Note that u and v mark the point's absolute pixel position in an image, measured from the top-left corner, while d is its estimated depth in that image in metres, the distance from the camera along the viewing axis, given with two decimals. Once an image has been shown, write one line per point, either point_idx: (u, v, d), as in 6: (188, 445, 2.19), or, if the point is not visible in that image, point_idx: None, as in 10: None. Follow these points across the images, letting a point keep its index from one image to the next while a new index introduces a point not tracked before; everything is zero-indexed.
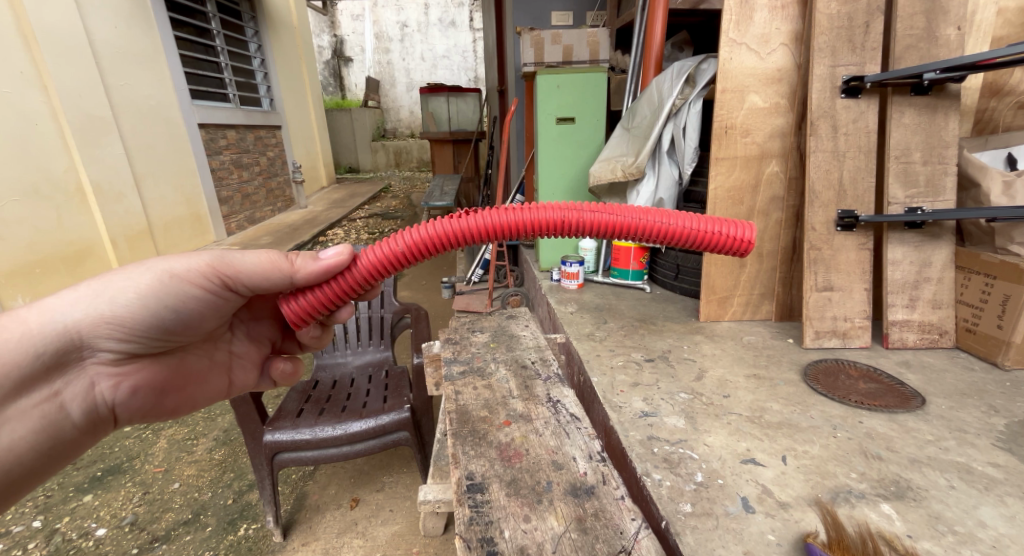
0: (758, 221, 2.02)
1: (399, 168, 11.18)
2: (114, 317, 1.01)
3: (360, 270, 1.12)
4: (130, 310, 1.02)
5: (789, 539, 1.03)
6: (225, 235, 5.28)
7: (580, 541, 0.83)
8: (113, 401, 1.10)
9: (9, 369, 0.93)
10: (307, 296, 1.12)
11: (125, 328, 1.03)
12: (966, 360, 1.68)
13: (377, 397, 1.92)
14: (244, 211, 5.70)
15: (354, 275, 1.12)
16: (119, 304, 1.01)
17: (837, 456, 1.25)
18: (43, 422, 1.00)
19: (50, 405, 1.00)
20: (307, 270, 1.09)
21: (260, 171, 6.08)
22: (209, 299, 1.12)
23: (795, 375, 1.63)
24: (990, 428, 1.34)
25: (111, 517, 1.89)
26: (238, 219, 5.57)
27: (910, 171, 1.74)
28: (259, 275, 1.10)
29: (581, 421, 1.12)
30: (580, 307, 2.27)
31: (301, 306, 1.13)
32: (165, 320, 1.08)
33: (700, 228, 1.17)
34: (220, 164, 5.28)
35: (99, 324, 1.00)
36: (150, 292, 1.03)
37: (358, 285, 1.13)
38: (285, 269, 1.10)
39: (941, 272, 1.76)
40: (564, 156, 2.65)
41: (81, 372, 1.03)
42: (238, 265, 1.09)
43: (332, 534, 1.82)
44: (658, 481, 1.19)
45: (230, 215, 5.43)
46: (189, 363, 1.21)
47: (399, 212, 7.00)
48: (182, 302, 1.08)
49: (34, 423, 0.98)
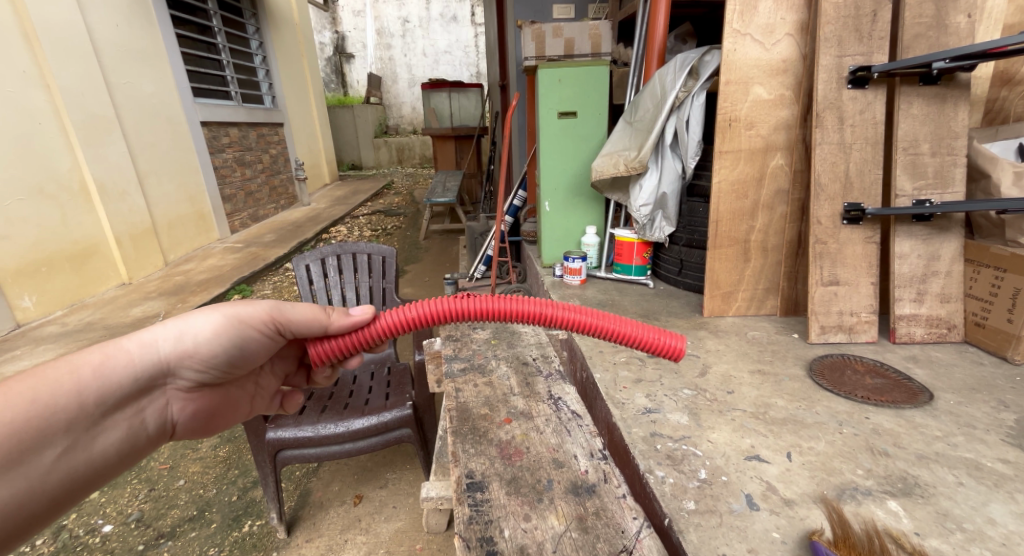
0: (763, 215, 2.00)
1: (402, 165, 11.18)
2: (196, 350, 0.97)
3: (376, 330, 1.09)
4: (212, 343, 0.98)
5: (794, 536, 1.01)
6: (229, 233, 5.30)
7: (581, 540, 0.82)
8: (173, 432, 1.01)
9: (102, 388, 0.87)
10: (326, 346, 1.09)
11: (202, 363, 0.99)
12: (974, 354, 1.66)
13: (380, 395, 1.91)
14: (248, 208, 5.71)
15: (370, 333, 1.09)
16: (203, 333, 0.97)
17: (843, 453, 1.23)
18: (123, 444, 0.92)
19: (127, 424, 0.93)
20: (341, 323, 1.08)
21: (263, 169, 6.09)
22: (268, 344, 1.07)
23: (800, 371, 1.62)
24: (998, 424, 1.31)
25: (117, 515, 1.90)
26: (241, 217, 5.58)
27: (918, 163, 1.71)
28: (307, 330, 1.08)
29: (583, 418, 1.11)
30: (583, 303, 2.26)
31: (328, 349, 1.09)
32: (238, 356, 1.03)
33: (680, 345, 1.13)
34: (223, 162, 5.30)
35: (181, 357, 0.96)
36: (230, 327, 0.99)
37: (371, 342, 1.11)
38: (321, 319, 1.07)
39: (950, 265, 1.73)
40: (566, 151, 2.63)
41: (156, 400, 0.97)
42: (290, 316, 1.04)
43: (336, 531, 1.82)
44: (661, 478, 1.18)
45: (234, 213, 5.45)
46: (237, 396, 1.13)
47: (401, 209, 7.00)
48: (252, 340, 1.03)
49: (115, 439, 0.91)
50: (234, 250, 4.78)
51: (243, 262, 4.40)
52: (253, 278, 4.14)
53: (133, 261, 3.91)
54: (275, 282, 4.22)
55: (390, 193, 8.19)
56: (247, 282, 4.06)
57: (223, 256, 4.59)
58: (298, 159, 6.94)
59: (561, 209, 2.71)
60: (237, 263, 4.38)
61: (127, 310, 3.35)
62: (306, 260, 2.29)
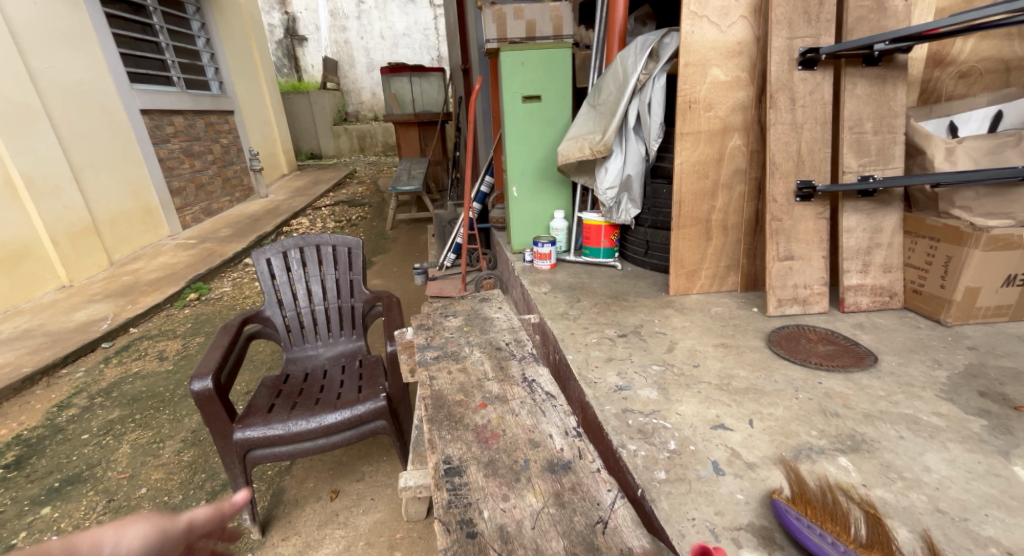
0: (723, 195, 2.07)
1: (364, 153, 10.93)
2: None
3: None
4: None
5: (756, 496, 1.08)
6: (179, 229, 5.08)
7: (558, 515, 0.83)
8: None
9: None
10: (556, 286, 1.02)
11: None
12: (912, 319, 1.79)
13: (352, 388, 1.91)
14: (200, 203, 5.47)
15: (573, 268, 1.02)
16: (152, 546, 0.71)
17: (799, 416, 1.32)
18: None
19: None
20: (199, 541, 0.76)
21: (214, 159, 5.83)
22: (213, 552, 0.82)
23: (760, 342, 1.71)
24: (933, 381, 1.43)
25: (74, 528, 1.84)
26: (193, 211, 5.34)
27: (863, 141, 1.81)
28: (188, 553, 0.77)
29: (556, 398, 1.14)
30: (554, 287, 2.30)
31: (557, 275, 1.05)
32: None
33: None
34: (168, 153, 5.02)
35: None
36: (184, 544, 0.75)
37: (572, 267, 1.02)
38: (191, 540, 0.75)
39: (891, 237, 1.85)
40: (531, 136, 2.64)
41: None
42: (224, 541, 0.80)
43: (313, 527, 1.82)
44: (633, 451, 1.23)
45: (184, 208, 5.20)
46: None
47: (365, 199, 6.87)
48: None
49: None
50: (186, 246, 4.61)
51: (198, 259, 4.26)
52: (210, 275, 4.03)
53: (73, 261, 3.71)
54: (234, 280, 4.10)
55: (352, 183, 8.01)
56: (204, 280, 3.96)
57: (175, 253, 4.42)
58: (251, 149, 6.67)
59: (529, 195, 2.73)
60: (191, 260, 4.23)
61: (70, 314, 3.23)
62: (267, 254, 2.24)
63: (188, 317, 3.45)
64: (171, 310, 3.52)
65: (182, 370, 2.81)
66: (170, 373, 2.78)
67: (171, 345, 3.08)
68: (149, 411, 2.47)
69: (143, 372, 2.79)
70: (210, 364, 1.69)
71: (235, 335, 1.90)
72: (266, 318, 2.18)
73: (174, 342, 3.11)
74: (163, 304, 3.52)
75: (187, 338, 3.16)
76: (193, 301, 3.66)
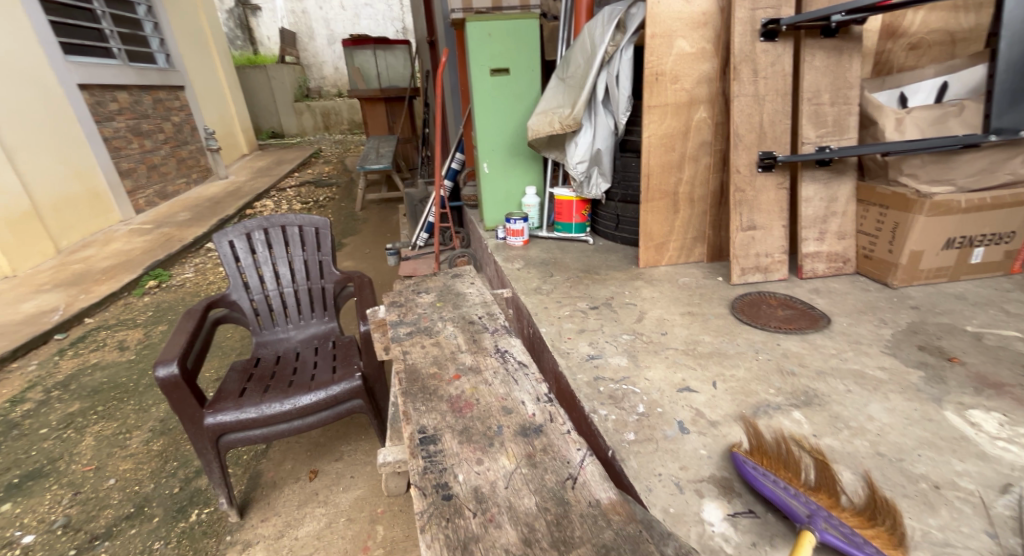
0: (689, 167, 2.12)
1: (329, 131, 10.59)
2: None
3: None
4: None
5: (718, 451, 1.15)
6: (132, 213, 4.85)
7: (530, 474, 0.86)
8: None
9: None
10: None
11: None
12: (863, 282, 1.89)
13: (326, 369, 1.91)
14: (153, 185, 5.22)
15: None
16: None
17: (758, 376, 1.39)
18: None
19: None
20: None
21: (166, 139, 5.55)
22: None
23: (723, 309, 1.78)
24: (880, 338, 1.53)
25: (39, 523, 1.81)
26: (145, 194, 5.10)
27: (820, 112, 1.87)
28: None
29: (528, 367, 1.18)
30: (526, 263, 2.33)
31: None
32: None
33: None
34: (113, 131, 4.75)
35: None
36: None
37: None
38: None
39: (846, 205, 1.93)
40: (500, 110, 2.62)
41: None
42: None
43: (293, 507, 1.84)
44: (604, 416, 1.29)
45: (136, 190, 4.96)
46: None
47: (332, 178, 6.70)
48: None
49: None
50: (142, 232, 4.42)
51: (155, 245, 4.11)
52: (170, 261, 3.90)
53: (13, 249, 3.52)
54: (195, 265, 3.97)
55: (318, 162, 7.79)
56: (163, 267, 3.82)
57: (129, 239, 4.25)
58: (206, 127, 6.37)
59: (499, 171, 2.72)
60: (148, 246, 4.07)
61: (17, 306, 3.09)
62: (229, 236, 2.18)
63: (148, 305, 3.34)
64: (129, 299, 3.40)
65: (145, 359, 2.73)
66: (133, 363, 2.71)
67: (132, 334, 2.98)
68: (112, 402, 2.41)
69: (102, 363, 2.71)
70: (175, 350, 1.66)
71: (200, 321, 1.86)
72: (233, 302, 2.14)
73: (135, 332, 3.02)
74: (120, 293, 3.39)
75: (148, 326, 3.07)
76: (152, 289, 3.54)
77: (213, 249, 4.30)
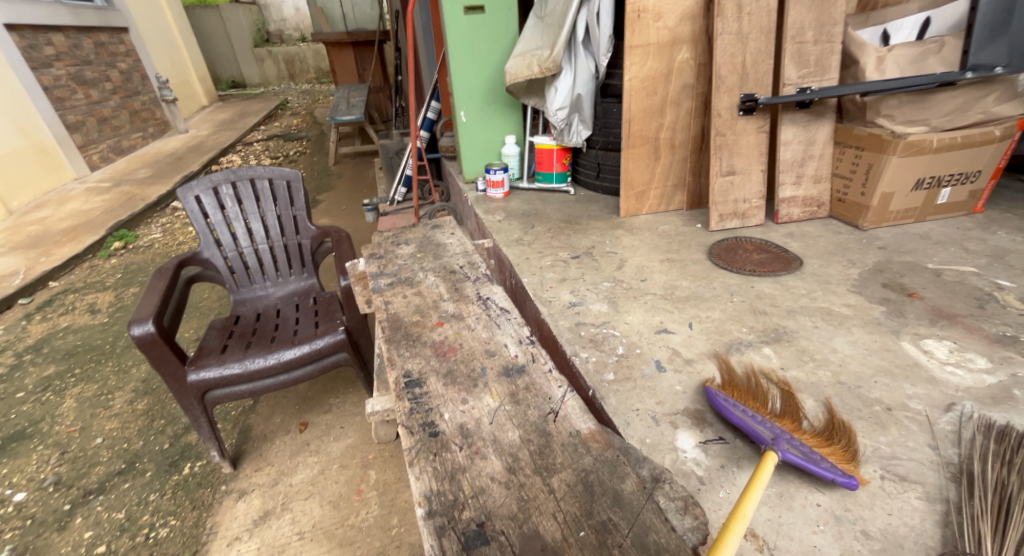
0: (671, 112, 2.08)
1: (295, 82, 9.96)
2: None
3: None
4: None
5: (692, 386, 1.21)
6: (87, 170, 4.62)
7: (513, 410, 0.90)
8: None
9: None
10: None
11: None
12: (836, 225, 1.94)
13: (309, 324, 1.91)
14: (107, 139, 4.94)
15: None
16: None
17: (732, 316, 1.45)
18: None
19: None
20: None
21: (114, 89, 5.21)
22: None
23: (701, 255, 1.81)
24: (847, 278, 1.59)
25: (29, 482, 1.83)
26: (99, 149, 4.83)
27: (803, 51, 1.83)
28: None
29: (510, 312, 1.20)
30: (508, 214, 2.31)
31: None
32: None
33: None
34: (54, 80, 4.42)
35: None
36: None
37: None
38: None
39: (823, 148, 1.95)
40: (476, 54, 2.51)
41: None
42: None
43: (285, 457, 1.89)
44: (585, 358, 1.33)
45: (88, 145, 4.69)
46: None
47: (303, 131, 6.43)
48: None
49: None
50: (99, 190, 4.23)
51: (115, 204, 3.94)
52: (134, 221, 3.76)
53: None
54: (162, 224, 3.84)
55: (285, 114, 7.42)
56: (128, 227, 3.69)
57: (87, 198, 4.07)
58: (158, 76, 5.99)
59: (477, 120, 2.65)
60: (108, 205, 3.91)
61: None
62: (195, 191, 2.11)
63: (116, 267, 3.24)
64: (94, 261, 3.30)
65: (119, 322, 2.69)
66: (107, 325, 2.66)
67: (102, 297, 2.92)
68: (90, 364, 2.38)
69: (74, 327, 2.66)
70: (148, 309, 1.63)
71: (172, 279, 1.81)
72: (206, 260, 2.08)
73: (105, 294, 2.95)
74: (83, 255, 3.28)
75: (119, 288, 3.00)
76: (119, 250, 3.43)
77: (179, 207, 4.14)
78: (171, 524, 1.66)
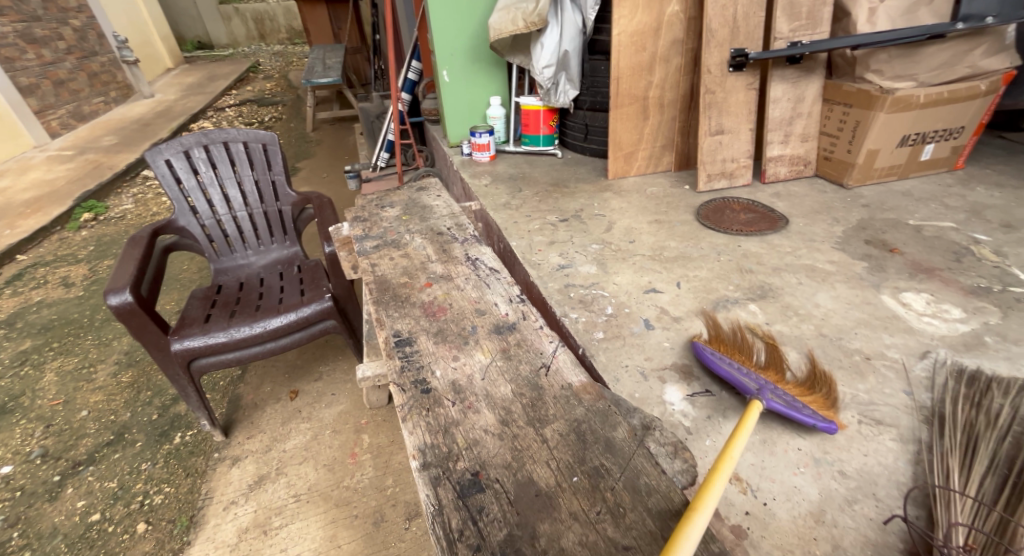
0: (660, 69, 2.03)
1: (264, 42, 9.60)
2: None
3: None
4: None
5: (680, 342, 1.23)
6: (46, 137, 4.44)
7: (505, 366, 0.90)
8: None
9: None
10: None
11: None
12: (821, 184, 1.95)
13: (294, 292, 1.89)
14: (65, 104, 4.71)
15: None
16: None
17: (719, 275, 1.46)
18: None
19: None
20: None
21: (68, 49, 4.91)
22: None
23: (690, 217, 1.81)
24: (832, 235, 1.60)
25: (15, 455, 1.81)
26: (58, 114, 4.61)
27: (795, 3, 1.78)
28: None
29: (500, 272, 1.19)
30: (494, 178, 2.27)
31: None
32: None
33: None
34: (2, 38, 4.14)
35: None
36: None
37: None
38: None
39: (811, 106, 1.92)
40: (457, 8, 2.40)
41: None
42: None
43: (277, 424, 1.90)
44: (574, 318, 1.34)
45: (45, 111, 4.47)
46: None
47: (277, 96, 6.19)
48: None
49: None
50: (62, 159, 4.06)
51: (81, 173, 3.79)
52: (103, 191, 3.62)
53: None
54: (133, 194, 3.71)
55: (258, 77, 7.11)
56: (96, 197, 3.56)
57: (49, 167, 3.90)
58: (116, 34, 5.64)
59: (460, 80, 2.56)
60: (73, 174, 3.76)
61: None
62: (165, 155, 2.03)
63: (87, 239, 3.14)
64: (63, 233, 3.19)
65: (95, 295, 2.62)
66: (82, 298, 2.60)
67: (75, 270, 2.84)
68: (68, 338, 2.34)
69: (47, 301, 2.59)
70: (124, 278, 1.58)
71: (147, 248, 1.76)
72: (182, 228, 2.02)
73: (78, 267, 2.86)
74: (50, 227, 3.18)
75: (92, 261, 2.91)
76: (89, 222, 3.31)
77: (150, 176, 3.99)
78: (166, 491, 1.67)
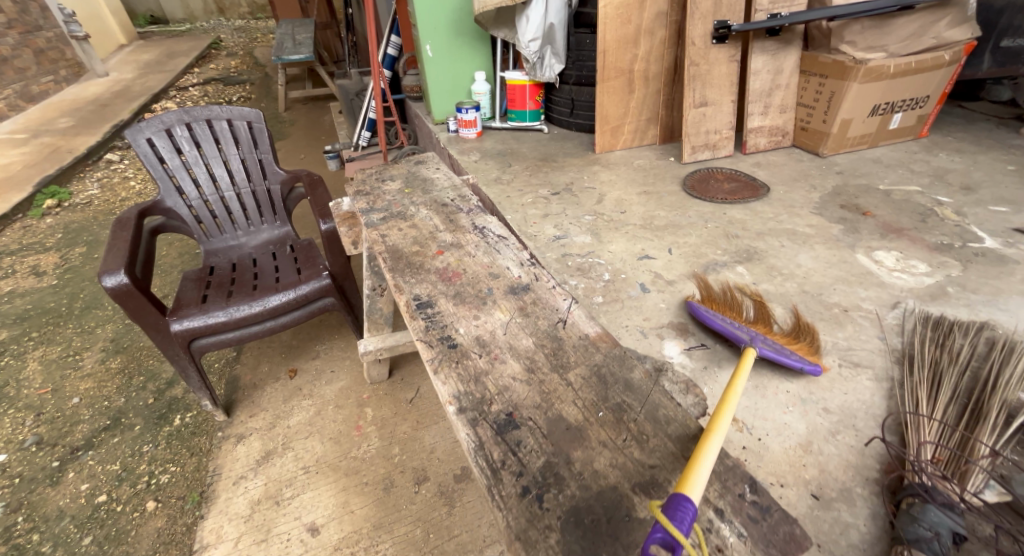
0: (645, 41, 2.07)
1: (223, 17, 9.21)
2: None
3: None
4: None
5: (675, 303, 1.31)
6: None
7: (524, 322, 0.97)
8: None
9: None
10: None
11: None
12: (799, 154, 2.04)
13: (290, 272, 1.90)
14: (11, 83, 4.50)
15: None
16: None
17: (707, 242, 1.54)
18: None
19: None
20: None
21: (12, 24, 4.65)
22: None
23: (676, 188, 1.88)
24: (810, 202, 1.70)
25: (9, 443, 1.81)
26: (4, 95, 4.41)
27: None
28: None
29: (508, 239, 1.24)
30: (483, 154, 2.30)
31: None
32: None
33: None
34: None
35: None
36: None
37: None
38: None
39: (789, 78, 2.00)
40: None
41: None
42: None
43: (279, 402, 1.93)
44: (573, 285, 1.41)
45: None
46: None
47: (245, 74, 5.98)
48: None
49: None
50: (15, 142, 3.89)
51: (38, 157, 3.65)
52: (65, 176, 3.50)
53: None
54: (99, 179, 3.60)
55: (222, 55, 6.83)
56: (58, 183, 3.45)
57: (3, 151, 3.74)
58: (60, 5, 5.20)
59: (444, 55, 2.55)
60: (30, 159, 3.62)
61: None
62: (146, 134, 1.99)
63: (55, 227, 3.06)
64: (27, 221, 3.09)
65: (72, 284, 2.58)
66: (58, 287, 2.55)
67: (46, 259, 2.77)
68: (48, 328, 2.31)
69: (19, 291, 2.53)
70: (118, 260, 1.58)
71: (136, 231, 1.74)
72: (169, 209, 2.00)
73: (48, 256, 2.79)
74: (13, 215, 3.07)
75: (63, 249, 2.84)
76: (53, 208, 3.22)
77: (115, 159, 3.87)
78: (172, 470, 1.70)
